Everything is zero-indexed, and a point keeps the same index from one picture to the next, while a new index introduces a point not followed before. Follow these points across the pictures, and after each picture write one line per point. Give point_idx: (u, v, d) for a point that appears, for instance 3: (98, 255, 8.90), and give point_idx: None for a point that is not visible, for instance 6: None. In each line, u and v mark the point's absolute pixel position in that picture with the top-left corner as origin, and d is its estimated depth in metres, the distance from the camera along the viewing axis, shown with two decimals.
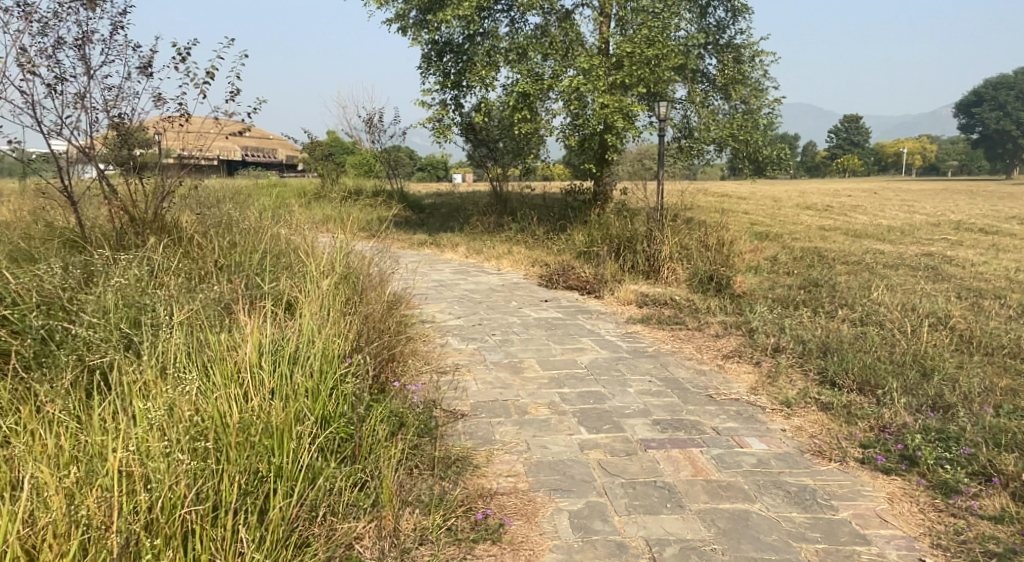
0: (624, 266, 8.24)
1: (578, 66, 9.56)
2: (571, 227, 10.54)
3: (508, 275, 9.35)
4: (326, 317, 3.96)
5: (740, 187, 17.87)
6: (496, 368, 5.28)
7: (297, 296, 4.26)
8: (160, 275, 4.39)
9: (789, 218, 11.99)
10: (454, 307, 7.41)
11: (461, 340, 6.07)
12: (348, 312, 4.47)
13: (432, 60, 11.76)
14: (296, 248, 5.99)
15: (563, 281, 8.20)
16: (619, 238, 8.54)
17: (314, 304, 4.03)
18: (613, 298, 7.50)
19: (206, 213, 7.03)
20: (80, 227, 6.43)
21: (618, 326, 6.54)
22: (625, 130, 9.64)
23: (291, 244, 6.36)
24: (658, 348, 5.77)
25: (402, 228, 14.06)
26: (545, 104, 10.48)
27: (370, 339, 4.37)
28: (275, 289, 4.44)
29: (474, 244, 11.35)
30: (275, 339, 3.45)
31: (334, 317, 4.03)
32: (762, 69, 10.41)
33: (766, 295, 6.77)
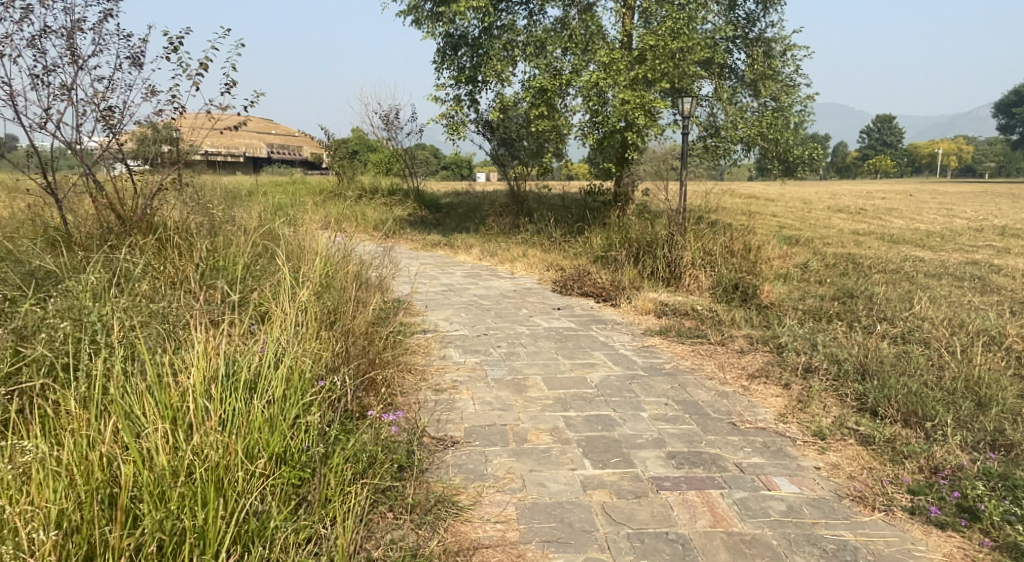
0: (643, 272, 7.73)
1: (598, 60, 9.05)
2: (589, 229, 10.04)
3: (521, 280, 8.88)
4: (301, 331, 3.56)
5: (769, 189, 17.21)
6: (497, 386, 4.81)
7: (272, 307, 3.86)
8: (128, 283, 4.04)
9: (820, 222, 11.38)
10: (460, 315, 6.96)
11: (462, 352, 5.60)
12: (329, 325, 4.05)
13: (446, 54, 11.31)
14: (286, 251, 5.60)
15: (577, 287, 7.71)
16: (638, 242, 8.03)
17: (289, 314, 3.62)
18: (630, 307, 7.00)
19: (197, 212, 6.67)
20: (64, 226, 6.12)
21: (634, 339, 6.04)
22: (648, 127, 9.11)
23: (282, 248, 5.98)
24: (677, 365, 5.27)
25: (415, 228, 13.64)
26: (564, 100, 9.98)
27: (351, 356, 3.93)
28: (251, 300, 4.04)
29: (488, 246, 10.90)
30: (235, 360, 3.06)
31: (310, 331, 3.62)
32: (794, 64, 9.82)
33: (797, 307, 6.23)
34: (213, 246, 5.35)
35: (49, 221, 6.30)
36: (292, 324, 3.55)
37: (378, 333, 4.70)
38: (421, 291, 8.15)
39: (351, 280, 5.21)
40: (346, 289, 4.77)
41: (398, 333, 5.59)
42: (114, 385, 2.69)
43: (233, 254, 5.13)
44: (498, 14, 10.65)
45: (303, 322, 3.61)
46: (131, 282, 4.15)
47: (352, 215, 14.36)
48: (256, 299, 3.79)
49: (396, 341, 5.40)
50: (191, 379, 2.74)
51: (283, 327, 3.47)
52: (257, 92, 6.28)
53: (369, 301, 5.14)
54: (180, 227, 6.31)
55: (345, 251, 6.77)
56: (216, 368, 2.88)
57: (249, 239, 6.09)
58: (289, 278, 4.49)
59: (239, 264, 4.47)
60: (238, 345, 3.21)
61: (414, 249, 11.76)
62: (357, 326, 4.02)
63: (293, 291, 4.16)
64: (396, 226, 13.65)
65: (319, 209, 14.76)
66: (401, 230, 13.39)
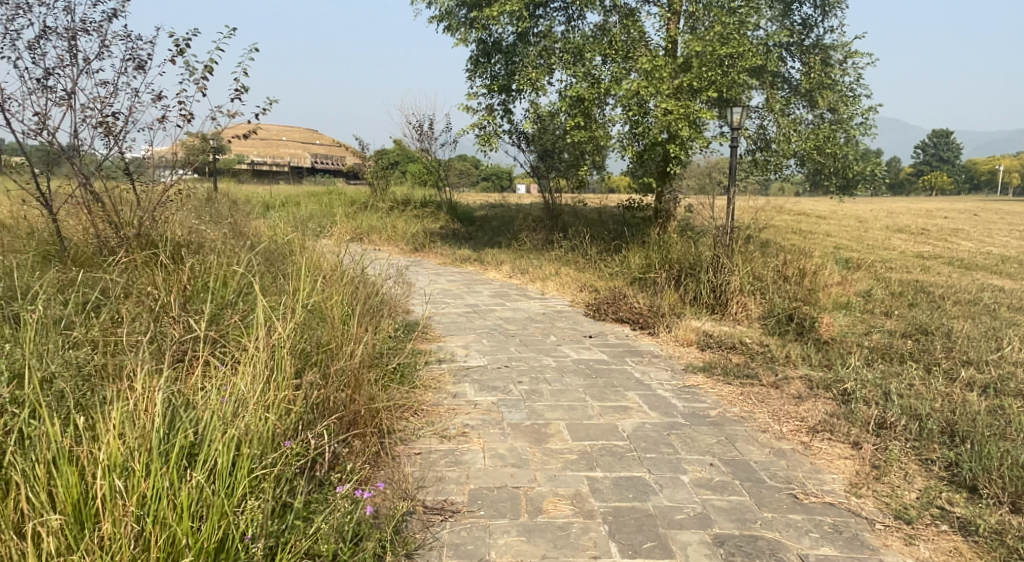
0: (685, 297, 7.03)
1: (639, 67, 8.37)
2: (627, 247, 9.34)
3: (551, 301, 8.22)
4: (273, 372, 3.06)
5: (821, 206, 16.28)
6: (513, 434, 4.16)
7: (243, 346, 3.30)
8: (83, 321, 3.51)
9: (879, 243, 10.50)
10: (481, 342, 6.33)
11: (477, 390, 4.96)
12: (313, 368, 3.47)
13: (479, 62, 10.74)
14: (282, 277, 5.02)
15: (611, 312, 7.04)
16: (679, 265, 7.32)
17: (261, 349, 3.11)
18: (670, 337, 6.30)
19: (199, 229, 6.20)
20: (58, 240, 5.70)
21: (674, 376, 5.35)
22: (693, 138, 8.39)
23: (280, 271, 5.39)
24: (723, 411, 4.56)
25: (445, 242, 13.07)
26: (602, 109, 9.30)
27: (336, 407, 3.34)
28: (222, 341, 3.49)
29: (519, 263, 10.26)
30: (179, 416, 2.60)
31: (285, 372, 3.11)
32: (856, 73, 9.01)
33: (862, 343, 5.47)
34: (203, 263, 4.87)
35: (41, 235, 5.85)
36: (264, 361, 3.05)
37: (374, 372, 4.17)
38: (441, 313, 7.54)
39: (349, 308, 4.68)
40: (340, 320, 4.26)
41: (404, 365, 4.96)
42: (18, 454, 2.26)
43: (220, 274, 4.64)
44: (535, 20, 10.07)
45: (278, 359, 3.11)
46: (90, 319, 3.64)
47: (381, 228, 13.86)
48: (226, 331, 3.30)
49: (403, 375, 4.79)
50: (112, 449, 2.29)
51: (248, 368, 2.97)
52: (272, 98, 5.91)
53: (369, 332, 4.61)
54: (180, 243, 5.88)
55: (357, 270, 6.19)
56: (152, 428, 2.42)
57: (248, 259, 5.60)
58: (272, 307, 4.01)
59: (221, 289, 3.99)
60: (188, 397, 2.74)
61: (441, 264, 11.18)
62: (346, 363, 3.48)
63: (276, 322, 3.67)
64: (425, 239, 13.09)
65: (347, 221, 14.29)
66: (430, 244, 12.83)
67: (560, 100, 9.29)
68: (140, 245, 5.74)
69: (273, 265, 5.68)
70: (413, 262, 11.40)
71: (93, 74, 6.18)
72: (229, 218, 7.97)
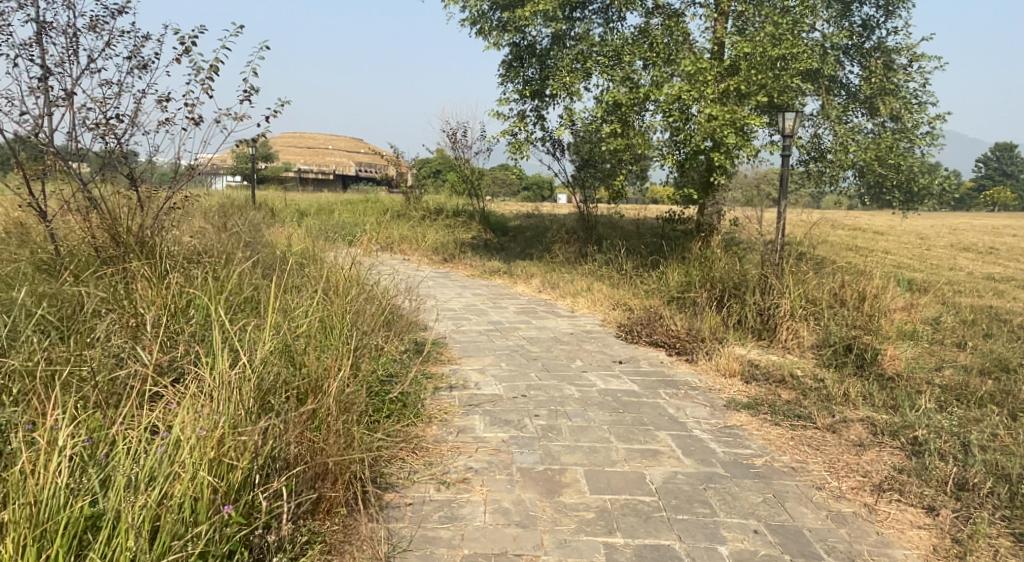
0: (728, 320, 6.39)
1: (681, 70, 7.71)
2: (665, 263, 8.71)
3: (581, 320, 7.64)
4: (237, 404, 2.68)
5: (879, 221, 15.37)
6: (522, 482, 3.59)
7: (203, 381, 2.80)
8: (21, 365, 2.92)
9: (943, 262, 9.65)
10: (500, 365, 5.78)
11: (487, 424, 4.40)
12: (287, 410, 2.93)
13: (512, 66, 10.19)
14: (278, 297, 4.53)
15: (645, 334, 6.44)
16: (722, 284, 6.68)
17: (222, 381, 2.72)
18: (710, 365, 5.66)
19: (202, 242, 5.72)
20: (53, 249, 5.20)
21: (714, 412, 4.72)
22: (740, 147, 7.70)
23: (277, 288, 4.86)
24: (770, 461, 3.93)
25: (476, 252, 12.56)
26: (641, 115, 8.67)
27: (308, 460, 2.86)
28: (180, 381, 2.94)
29: (550, 277, 9.70)
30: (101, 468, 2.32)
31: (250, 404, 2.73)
32: (922, 77, 8.24)
33: (933, 381, 4.79)
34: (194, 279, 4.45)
35: (35, 244, 5.38)
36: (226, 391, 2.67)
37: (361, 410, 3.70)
38: (461, 331, 7.01)
39: (344, 335, 4.23)
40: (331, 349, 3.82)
41: (407, 394, 4.44)
42: None
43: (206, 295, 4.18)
44: (572, 22, 9.52)
45: (245, 391, 2.72)
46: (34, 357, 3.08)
47: (411, 237, 13.43)
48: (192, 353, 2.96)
49: (404, 407, 4.26)
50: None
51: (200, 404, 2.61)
52: (285, 102, 5.58)
53: (365, 359, 4.17)
54: (182, 252, 5.39)
55: (367, 285, 5.71)
56: (45, 495, 2.20)
57: (249, 271, 5.09)
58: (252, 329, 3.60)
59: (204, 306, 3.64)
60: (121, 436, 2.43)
61: (469, 277, 10.67)
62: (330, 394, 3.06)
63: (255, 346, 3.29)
64: (455, 250, 12.60)
65: (377, 230, 13.89)
66: (461, 254, 12.34)
67: (597, 106, 8.70)
68: (139, 252, 5.24)
69: (276, 281, 5.15)
70: (440, 274, 10.92)
71: (94, 70, 5.67)
72: (242, 226, 7.57)
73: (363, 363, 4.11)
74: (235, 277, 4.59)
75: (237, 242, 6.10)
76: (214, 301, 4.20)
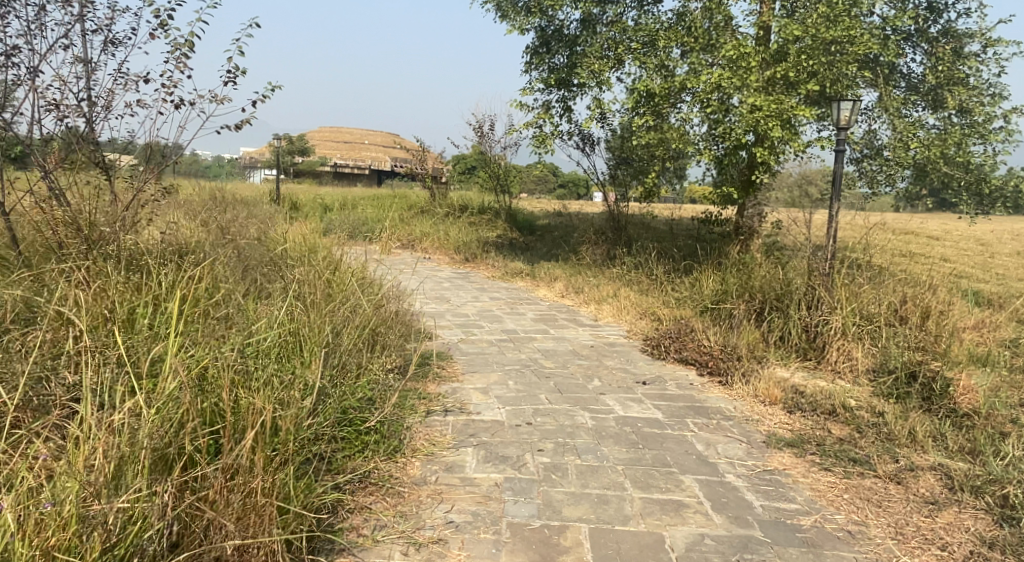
0: (769, 336, 5.65)
1: (722, 54, 6.88)
2: (700, 268, 7.92)
3: (604, 331, 6.92)
4: (123, 459, 2.44)
5: (935, 224, 14.26)
6: (513, 546, 2.95)
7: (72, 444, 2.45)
8: None
9: (1012, 271, 8.70)
10: (507, 384, 5.11)
11: (479, 461, 3.72)
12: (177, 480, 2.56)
13: (537, 52, 9.45)
14: (238, 314, 3.98)
15: (674, 349, 5.73)
16: (762, 296, 5.95)
17: (106, 426, 2.51)
18: (747, 391, 4.92)
19: (173, 237, 5.20)
20: (13, 245, 4.67)
21: (752, 451, 4.00)
22: (787, 142, 6.82)
23: (241, 297, 4.26)
24: (820, 522, 3.23)
25: (499, 252, 11.86)
26: (675, 106, 7.87)
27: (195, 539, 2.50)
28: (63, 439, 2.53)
29: (574, 280, 8.98)
30: None
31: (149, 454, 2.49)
32: (997, 66, 7.31)
33: (1018, 421, 4.02)
34: (138, 286, 3.96)
35: None
36: (105, 444, 2.43)
37: (312, 445, 3.23)
38: (469, 341, 6.33)
39: (310, 357, 3.73)
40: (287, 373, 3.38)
41: (385, 423, 3.80)
42: None
43: (146, 309, 3.71)
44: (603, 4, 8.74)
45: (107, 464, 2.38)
46: None
47: (432, 235, 12.78)
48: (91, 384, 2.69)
49: (378, 441, 3.63)
50: None
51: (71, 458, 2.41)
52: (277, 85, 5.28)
53: (332, 382, 3.67)
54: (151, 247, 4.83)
55: (358, 292, 5.10)
56: None
57: (213, 271, 4.54)
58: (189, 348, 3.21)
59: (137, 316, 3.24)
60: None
61: (489, 279, 9.98)
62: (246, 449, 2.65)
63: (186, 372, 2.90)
64: (478, 248, 11.91)
65: (398, 227, 13.28)
66: (483, 253, 11.66)
67: (628, 96, 7.95)
68: (102, 244, 4.62)
69: (246, 288, 4.58)
70: (459, 275, 10.25)
71: (68, 51, 5.15)
72: (235, 223, 6.98)
73: (331, 385, 3.65)
74: (185, 281, 4.03)
75: (217, 239, 5.57)
76: (159, 314, 3.68)
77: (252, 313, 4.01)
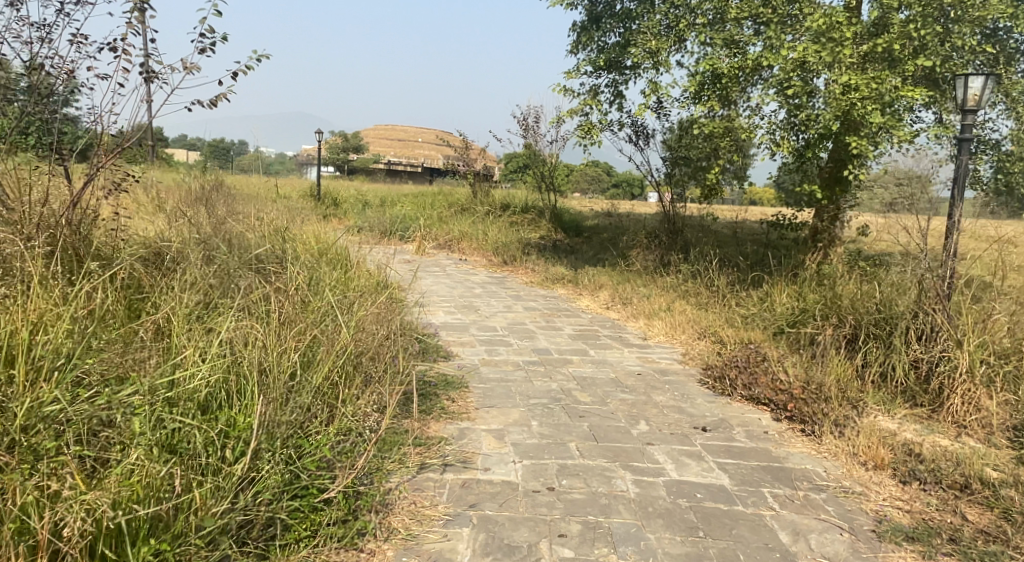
0: (864, 374, 4.49)
1: (809, 26, 5.65)
2: (772, 280, 6.72)
3: (656, 354, 5.81)
4: None
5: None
6: None
7: None
8: None
9: None
10: (531, 425, 4.06)
11: (476, 553, 2.73)
12: None
13: (587, 29, 8.30)
14: (167, 348, 3.13)
15: (745, 385, 4.61)
16: (856, 321, 4.78)
17: None
18: (844, 449, 3.78)
19: (128, 242, 4.41)
20: None
21: (861, 546, 2.90)
22: (888, 132, 5.53)
23: (181, 321, 3.37)
24: None
25: (542, 254, 10.79)
26: (745, 91, 6.70)
27: None
28: None
29: (622, 289, 7.87)
30: None
31: None
32: None
33: None
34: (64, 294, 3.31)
35: None
36: None
37: (223, 535, 2.43)
38: (492, 364, 5.29)
39: (248, 406, 2.84)
40: (211, 429, 2.61)
41: (353, 495, 2.87)
42: None
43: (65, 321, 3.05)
44: None
45: None
46: None
47: (470, 234, 11.79)
48: None
49: (334, 522, 2.73)
50: None
51: None
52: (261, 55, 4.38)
53: (287, 433, 2.82)
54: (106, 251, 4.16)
55: (348, 309, 4.11)
56: None
57: (159, 297, 3.72)
58: (75, 399, 2.57)
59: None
60: None
61: (528, 285, 8.94)
62: None
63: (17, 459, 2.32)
64: (518, 250, 10.87)
65: (434, 226, 12.33)
66: (523, 255, 10.61)
67: (691, 78, 6.79)
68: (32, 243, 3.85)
69: (199, 303, 3.69)
70: (495, 280, 9.23)
71: (15, 10, 4.35)
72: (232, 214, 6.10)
73: (284, 436, 2.81)
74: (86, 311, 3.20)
75: (189, 240, 4.69)
76: (54, 340, 2.86)
77: (187, 345, 3.13)
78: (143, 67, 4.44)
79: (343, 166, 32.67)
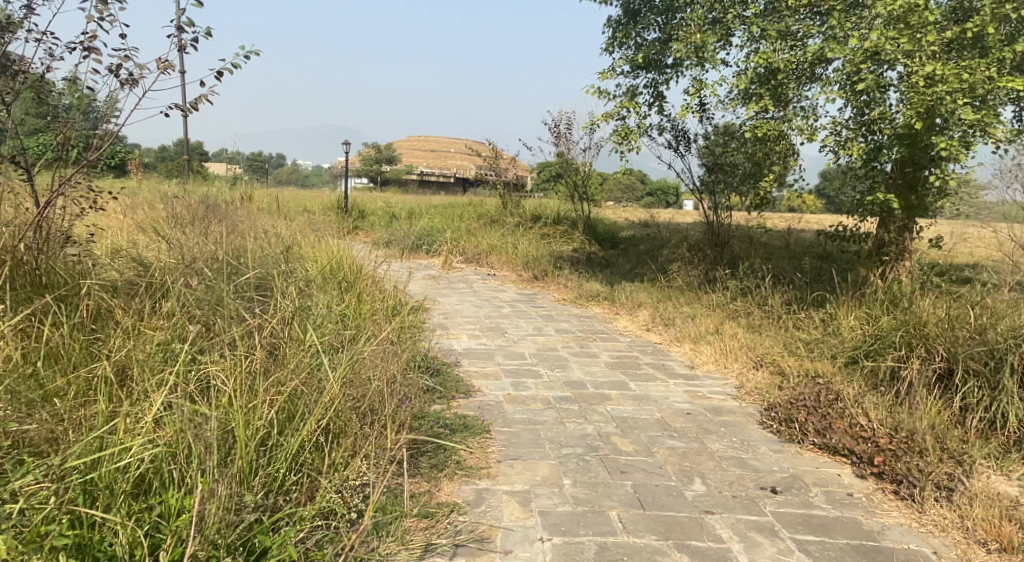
0: (967, 422, 3.73)
1: (882, 11, 4.90)
2: (835, 300, 5.94)
3: (705, 387, 5.07)
4: None
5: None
6: None
7: None
8: None
9: None
10: (561, 485, 3.36)
11: None
12: None
13: (622, 25, 7.59)
14: (108, 406, 2.51)
15: (818, 432, 3.86)
16: (953, 354, 3.99)
17: None
18: (955, 523, 3.05)
19: (97, 267, 3.83)
20: None
21: None
22: (980, 131, 4.73)
23: (134, 370, 2.77)
24: None
25: (575, 268, 10.07)
26: (802, 88, 5.95)
27: None
28: None
29: (663, 309, 7.14)
30: None
31: None
32: None
33: None
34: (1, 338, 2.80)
35: None
36: None
37: None
38: (518, 401, 4.59)
39: (190, 487, 2.26)
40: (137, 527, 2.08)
41: None
42: None
43: None
44: None
45: None
46: None
47: (499, 247, 11.12)
48: None
49: None
50: None
51: None
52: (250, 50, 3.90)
53: (246, 522, 2.25)
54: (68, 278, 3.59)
55: (343, 347, 3.46)
56: None
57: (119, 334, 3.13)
58: None
59: None
60: None
61: (560, 303, 8.24)
62: None
63: None
64: (550, 264, 10.16)
65: (461, 239, 11.69)
66: (556, 270, 9.91)
67: (741, 75, 6.05)
68: None
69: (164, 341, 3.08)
70: (524, 298, 8.54)
71: None
72: (232, 227, 5.50)
73: (238, 532, 2.23)
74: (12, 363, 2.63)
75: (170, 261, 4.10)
76: None
77: (132, 401, 2.51)
78: (121, 71, 3.90)
79: (374, 177, 32.32)
